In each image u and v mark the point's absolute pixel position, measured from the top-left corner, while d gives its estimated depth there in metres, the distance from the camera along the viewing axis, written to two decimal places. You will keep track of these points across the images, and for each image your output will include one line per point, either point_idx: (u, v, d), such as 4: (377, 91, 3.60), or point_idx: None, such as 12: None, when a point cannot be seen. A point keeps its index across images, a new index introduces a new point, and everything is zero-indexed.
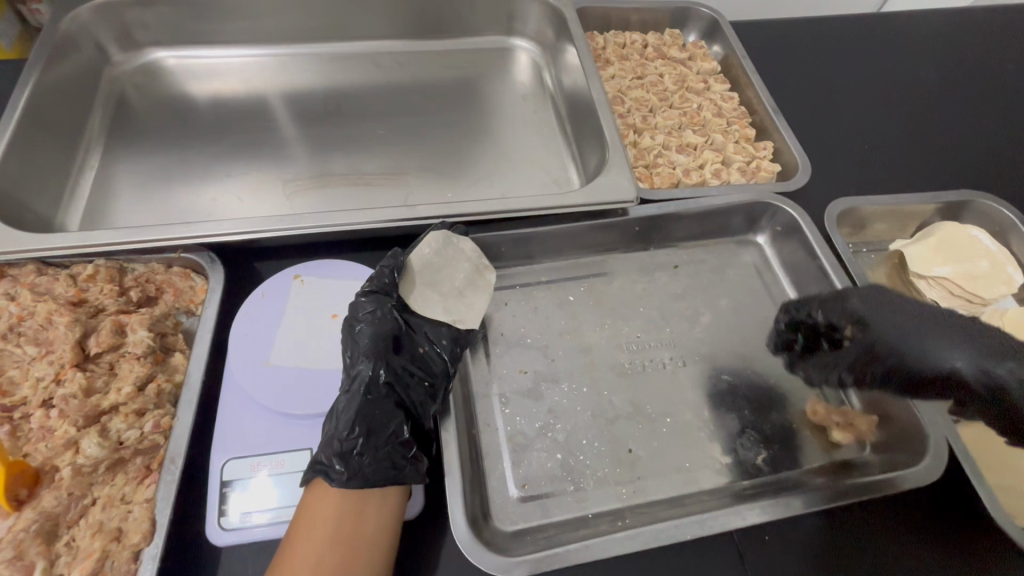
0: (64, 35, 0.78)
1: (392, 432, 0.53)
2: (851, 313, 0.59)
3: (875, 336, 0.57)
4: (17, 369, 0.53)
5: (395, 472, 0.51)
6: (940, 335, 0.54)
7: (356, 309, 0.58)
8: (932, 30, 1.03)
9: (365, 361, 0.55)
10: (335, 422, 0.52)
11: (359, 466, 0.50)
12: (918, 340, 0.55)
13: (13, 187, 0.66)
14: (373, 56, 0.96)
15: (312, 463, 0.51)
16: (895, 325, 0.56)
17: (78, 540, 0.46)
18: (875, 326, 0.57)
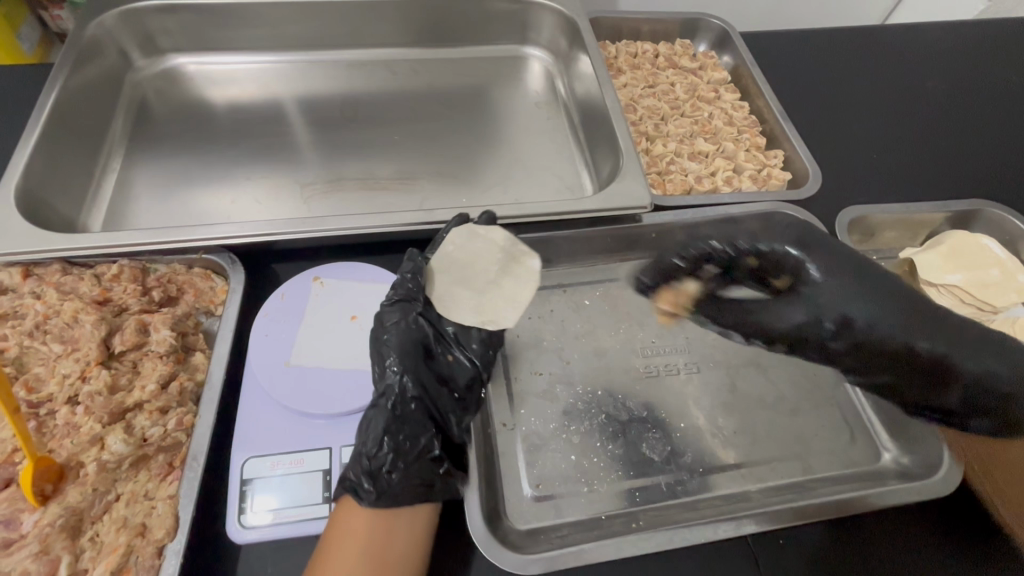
0: (89, 41, 0.80)
1: (422, 447, 0.54)
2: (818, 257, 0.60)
3: (830, 291, 0.59)
4: (43, 366, 0.54)
5: (426, 488, 0.52)
6: (903, 305, 0.57)
7: (383, 318, 0.58)
8: (938, 41, 1.04)
9: (395, 374, 0.55)
10: (363, 438, 0.52)
11: (388, 484, 0.51)
12: (879, 298, 0.57)
13: (39, 189, 0.67)
14: (388, 63, 0.97)
15: (341, 478, 0.51)
16: (856, 274, 0.58)
17: (103, 535, 0.47)
18: (834, 274, 0.58)
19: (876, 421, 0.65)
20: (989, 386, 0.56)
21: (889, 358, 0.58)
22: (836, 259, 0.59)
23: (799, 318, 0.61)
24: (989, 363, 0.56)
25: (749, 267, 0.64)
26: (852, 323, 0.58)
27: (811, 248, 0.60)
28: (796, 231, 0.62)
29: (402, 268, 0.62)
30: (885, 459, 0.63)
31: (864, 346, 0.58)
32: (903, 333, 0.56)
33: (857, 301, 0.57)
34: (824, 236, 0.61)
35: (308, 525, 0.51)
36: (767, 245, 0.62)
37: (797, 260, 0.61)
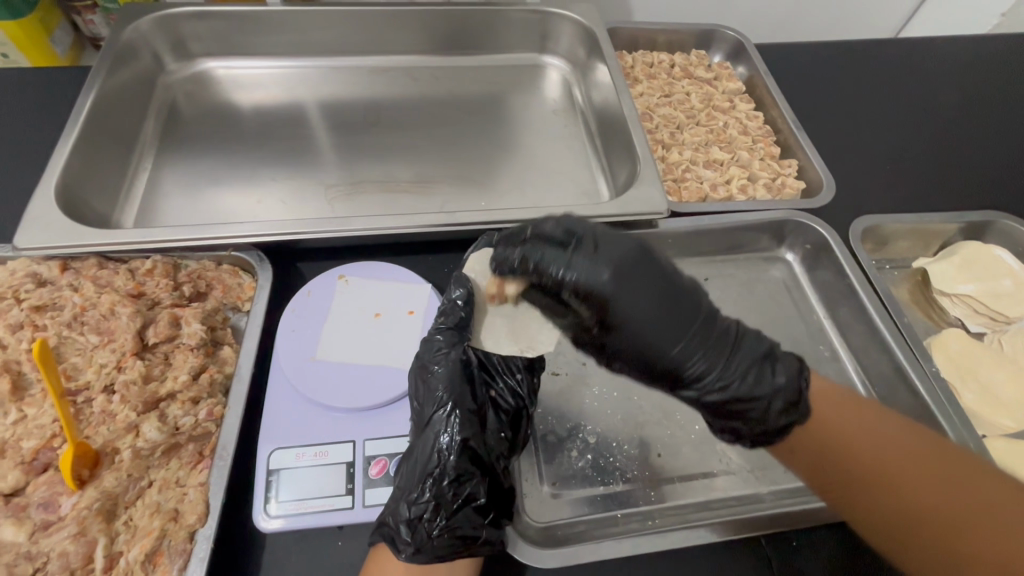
0: (124, 45, 0.83)
1: (466, 495, 0.50)
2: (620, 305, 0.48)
3: (659, 312, 0.48)
4: (80, 356, 0.56)
5: (466, 542, 0.49)
6: (712, 327, 0.51)
7: (431, 351, 0.56)
8: (951, 54, 1.06)
9: (443, 414, 0.53)
10: (407, 482, 0.51)
11: (428, 536, 0.48)
12: (686, 338, 0.50)
13: (76, 186, 0.70)
14: (409, 70, 1.00)
15: (380, 523, 0.49)
16: (669, 307, 0.49)
17: (136, 519, 0.49)
18: (659, 313, 0.48)
19: None
20: (773, 424, 0.51)
21: (655, 372, 0.51)
22: (642, 291, 0.48)
23: (586, 334, 0.51)
24: (754, 389, 0.51)
25: (550, 283, 0.49)
26: (615, 346, 0.50)
27: (625, 279, 0.47)
28: (619, 259, 0.47)
29: (449, 293, 0.59)
30: None
31: (640, 368, 0.51)
32: (718, 369, 0.50)
33: (660, 341, 0.49)
34: (644, 258, 0.49)
35: (330, 516, 0.52)
36: (546, 254, 0.49)
37: (572, 280, 0.47)
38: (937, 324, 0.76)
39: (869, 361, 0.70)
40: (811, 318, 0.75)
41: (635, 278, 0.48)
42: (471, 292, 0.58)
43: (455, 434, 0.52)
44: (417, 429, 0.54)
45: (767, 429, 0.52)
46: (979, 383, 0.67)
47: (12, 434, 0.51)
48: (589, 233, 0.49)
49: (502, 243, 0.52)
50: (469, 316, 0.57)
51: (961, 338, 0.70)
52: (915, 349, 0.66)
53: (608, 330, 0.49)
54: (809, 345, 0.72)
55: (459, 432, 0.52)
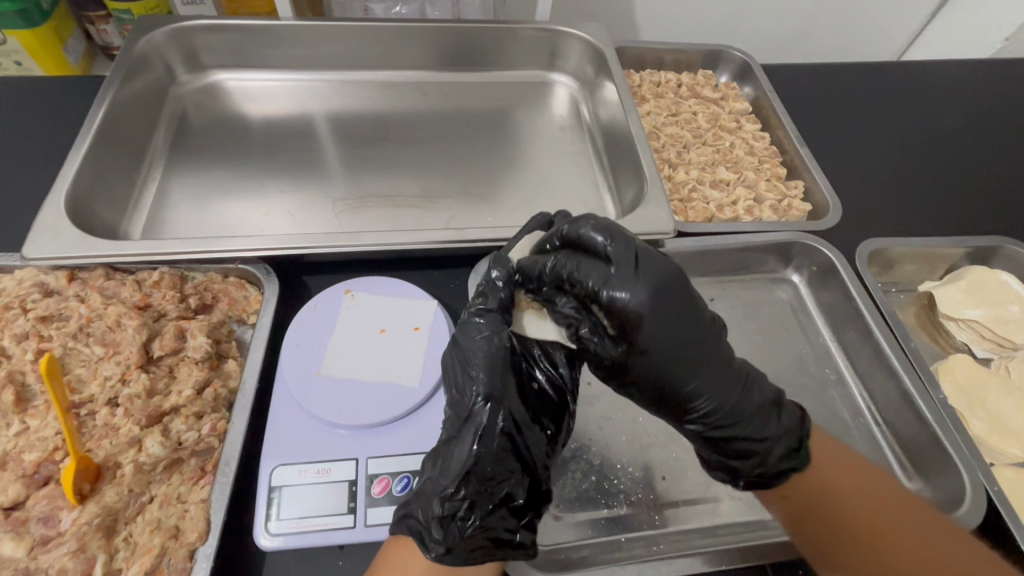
0: (138, 56, 0.84)
1: (502, 495, 0.49)
2: (663, 331, 0.47)
3: (679, 345, 0.48)
4: (84, 368, 0.56)
5: (496, 543, 0.48)
6: (728, 368, 0.51)
7: (475, 333, 0.54)
8: (957, 79, 1.06)
9: (485, 404, 0.51)
10: (442, 476, 0.49)
11: (461, 535, 0.47)
12: (706, 374, 0.49)
13: (86, 197, 0.70)
14: (417, 85, 1.01)
15: (405, 517, 0.48)
16: (692, 339, 0.49)
17: (136, 535, 0.48)
18: (685, 346, 0.48)
19: (895, 453, 0.66)
20: (772, 469, 0.52)
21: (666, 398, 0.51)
22: (670, 320, 0.48)
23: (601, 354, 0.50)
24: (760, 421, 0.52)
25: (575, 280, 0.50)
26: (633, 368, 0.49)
27: (654, 310, 0.47)
28: (660, 279, 0.48)
29: (488, 273, 0.56)
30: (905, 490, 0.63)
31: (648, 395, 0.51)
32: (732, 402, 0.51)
33: (672, 368, 0.48)
34: (680, 294, 0.49)
35: (330, 536, 0.51)
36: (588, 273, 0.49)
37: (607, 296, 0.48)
38: (943, 349, 0.77)
39: (876, 385, 0.69)
40: (817, 340, 0.75)
41: (671, 303, 0.48)
42: (511, 273, 0.56)
43: (494, 426, 0.50)
44: (455, 420, 0.52)
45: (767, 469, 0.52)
46: (986, 409, 0.67)
47: (14, 446, 0.51)
48: (631, 253, 0.49)
49: (581, 233, 0.51)
50: (510, 296, 0.56)
51: (966, 365, 0.70)
52: (923, 374, 0.66)
53: (634, 351, 0.48)
54: (815, 368, 0.72)
55: (500, 424, 0.50)
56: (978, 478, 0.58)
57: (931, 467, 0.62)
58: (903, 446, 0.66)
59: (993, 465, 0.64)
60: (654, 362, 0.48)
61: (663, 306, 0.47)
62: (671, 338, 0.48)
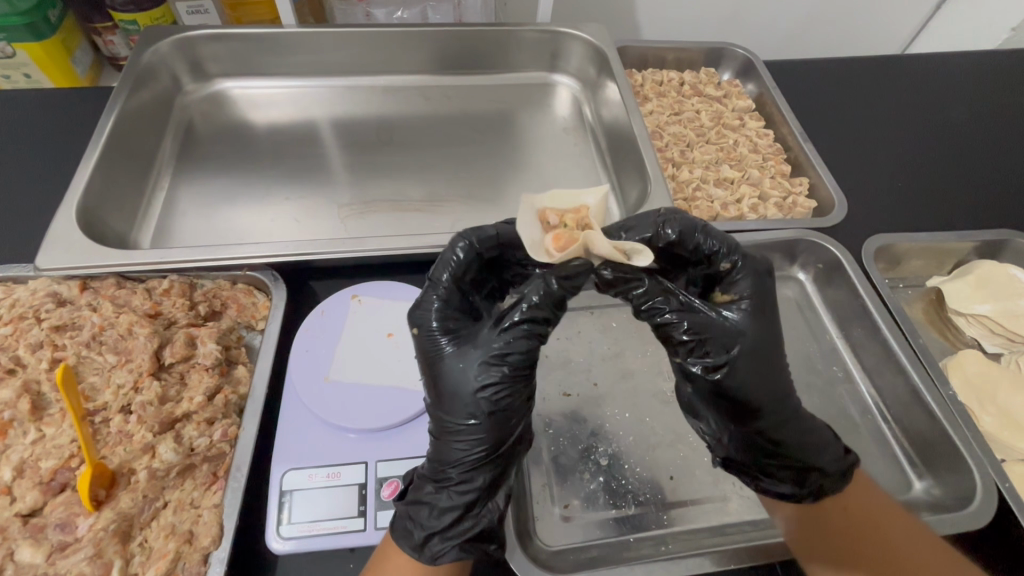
0: (145, 66, 0.85)
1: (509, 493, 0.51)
2: (758, 365, 0.50)
3: (767, 347, 0.50)
4: (98, 375, 0.57)
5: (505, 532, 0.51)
6: (785, 392, 0.51)
7: (447, 344, 0.50)
8: (962, 70, 1.05)
9: (477, 416, 0.48)
10: (454, 502, 0.49)
11: (458, 538, 0.48)
12: (773, 377, 0.51)
13: (96, 206, 0.71)
14: (420, 89, 1.01)
15: (433, 551, 0.48)
16: (762, 363, 0.50)
17: (152, 541, 0.49)
18: (765, 335, 0.50)
19: (904, 450, 0.65)
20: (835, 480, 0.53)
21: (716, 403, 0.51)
22: (759, 356, 0.50)
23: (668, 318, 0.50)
24: (818, 452, 0.52)
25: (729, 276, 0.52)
26: (702, 341, 0.50)
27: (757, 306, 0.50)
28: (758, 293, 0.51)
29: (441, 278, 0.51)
30: (915, 488, 0.62)
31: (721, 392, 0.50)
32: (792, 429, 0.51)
33: (752, 362, 0.49)
34: (772, 306, 0.52)
35: (341, 538, 0.52)
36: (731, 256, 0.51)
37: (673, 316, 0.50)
38: (952, 345, 0.76)
39: (884, 382, 0.69)
40: (825, 337, 0.74)
41: (762, 324, 0.50)
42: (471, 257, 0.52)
43: (486, 436, 0.48)
44: (440, 429, 0.49)
45: (831, 475, 0.53)
46: (997, 405, 0.66)
47: (31, 454, 0.52)
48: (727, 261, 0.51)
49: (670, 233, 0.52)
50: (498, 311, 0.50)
51: (976, 360, 0.70)
52: (931, 371, 0.66)
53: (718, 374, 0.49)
54: (822, 366, 0.71)
55: (490, 434, 0.48)
56: (989, 475, 0.57)
57: (940, 463, 0.62)
58: (912, 443, 0.65)
59: (1005, 461, 0.63)
60: (745, 390, 0.50)
61: (751, 322, 0.50)
62: (757, 369, 0.50)
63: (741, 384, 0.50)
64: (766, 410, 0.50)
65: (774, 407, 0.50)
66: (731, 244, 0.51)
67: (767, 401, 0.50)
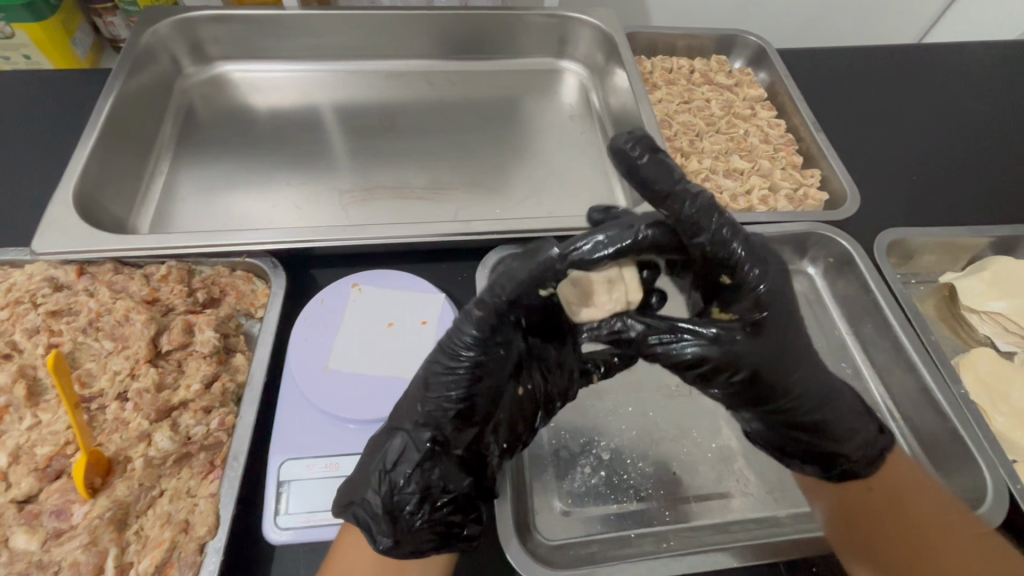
0: (143, 48, 0.83)
1: (443, 491, 0.47)
2: (804, 359, 0.49)
3: (785, 309, 0.48)
4: (94, 362, 0.56)
5: (440, 533, 0.47)
6: (830, 381, 0.51)
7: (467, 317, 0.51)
8: (982, 60, 1.02)
9: (448, 390, 0.48)
10: (389, 465, 0.47)
11: (381, 509, 0.46)
12: (827, 373, 0.51)
13: (94, 190, 0.70)
14: (425, 75, 0.99)
15: (352, 511, 0.46)
16: (807, 353, 0.50)
17: (147, 529, 0.49)
18: (788, 299, 0.48)
19: (913, 450, 0.64)
20: (875, 453, 0.53)
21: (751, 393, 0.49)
22: (811, 361, 0.50)
23: (690, 347, 0.47)
24: (857, 431, 0.52)
25: (686, 224, 0.46)
26: (687, 355, 0.47)
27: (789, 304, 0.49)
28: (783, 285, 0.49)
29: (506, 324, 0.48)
30: None
31: (765, 388, 0.48)
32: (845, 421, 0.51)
33: (800, 363, 0.49)
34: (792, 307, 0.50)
35: (338, 530, 0.51)
36: (664, 166, 0.48)
37: (675, 344, 0.48)
38: (964, 342, 0.74)
39: (894, 379, 0.67)
40: (834, 333, 0.73)
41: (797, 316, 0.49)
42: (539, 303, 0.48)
43: (454, 411, 0.48)
44: (411, 397, 0.50)
45: (863, 463, 0.53)
46: (1011, 404, 0.65)
47: (27, 440, 0.51)
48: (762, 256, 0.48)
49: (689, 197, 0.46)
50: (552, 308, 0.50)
51: (989, 358, 0.68)
52: (944, 369, 0.64)
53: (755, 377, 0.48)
54: (830, 362, 0.70)
55: (458, 409, 0.48)
56: (1001, 477, 0.56)
57: (950, 463, 0.61)
58: (922, 442, 0.64)
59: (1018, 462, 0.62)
60: (804, 386, 0.49)
61: (794, 320, 0.49)
62: (814, 366, 0.50)
63: (802, 389, 0.49)
64: (821, 401, 0.50)
65: (835, 399, 0.51)
66: (656, 147, 0.48)
67: (822, 391, 0.50)
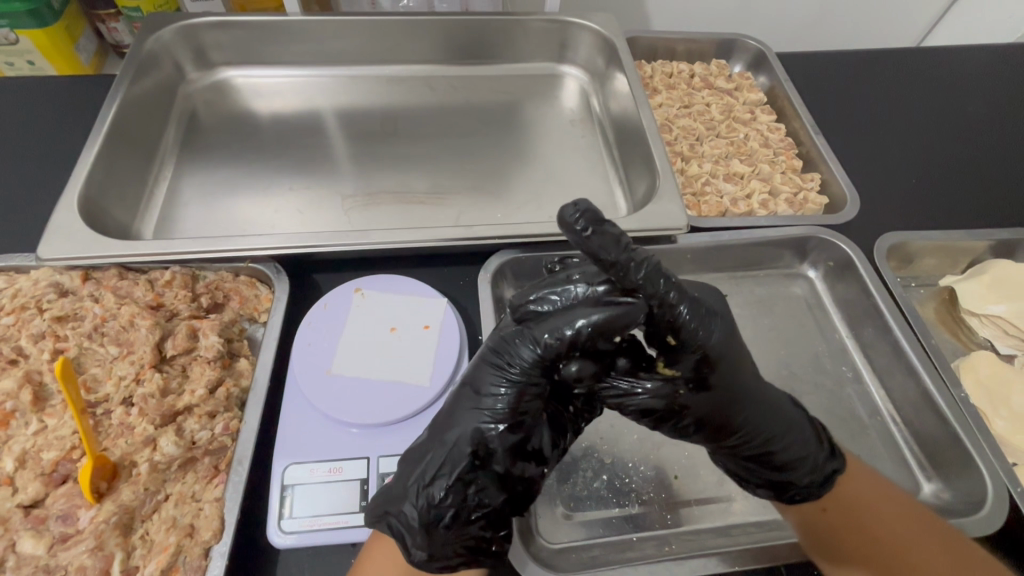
0: (146, 54, 0.84)
1: (479, 507, 0.46)
2: (751, 392, 0.49)
3: (733, 354, 0.49)
4: (100, 367, 0.56)
5: (471, 551, 0.46)
6: (780, 409, 0.51)
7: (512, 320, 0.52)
8: (981, 63, 1.03)
9: (495, 400, 0.48)
10: (427, 477, 0.47)
11: (416, 521, 0.45)
12: (775, 398, 0.51)
13: (99, 196, 0.71)
14: (426, 80, 0.99)
15: (385, 523, 0.47)
16: (755, 383, 0.50)
17: (152, 533, 0.49)
18: (734, 344, 0.49)
19: (913, 453, 0.64)
20: (822, 474, 0.52)
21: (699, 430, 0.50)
22: (761, 396, 0.50)
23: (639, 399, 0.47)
24: (805, 457, 0.51)
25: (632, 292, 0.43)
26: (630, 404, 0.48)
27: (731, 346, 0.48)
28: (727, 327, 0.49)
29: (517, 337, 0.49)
30: (923, 492, 0.61)
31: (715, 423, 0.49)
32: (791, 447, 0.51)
33: (750, 400, 0.49)
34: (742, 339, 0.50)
35: (341, 533, 0.51)
36: (608, 238, 0.40)
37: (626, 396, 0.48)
38: (965, 346, 0.75)
39: (894, 383, 0.68)
40: (834, 337, 0.73)
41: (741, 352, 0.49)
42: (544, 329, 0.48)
43: (500, 423, 0.47)
44: (458, 406, 0.49)
45: (810, 487, 0.52)
46: (1011, 407, 0.65)
47: (33, 445, 0.52)
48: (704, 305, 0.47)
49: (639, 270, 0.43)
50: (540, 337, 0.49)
51: (989, 362, 0.68)
52: (943, 373, 0.64)
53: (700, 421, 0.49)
54: (831, 366, 0.70)
55: (505, 422, 0.47)
56: (1001, 480, 0.56)
57: (951, 467, 0.61)
58: (922, 445, 0.64)
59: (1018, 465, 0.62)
60: (752, 423, 0.50)
61: (738, 355, 0.49)
62: (764, 401, 0.50)
63: (748, 423, 0.50)
64: (769, 432, 0.50)
65: (785, 427, 0.51)
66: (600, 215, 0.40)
67: (770, 420, 0.50)
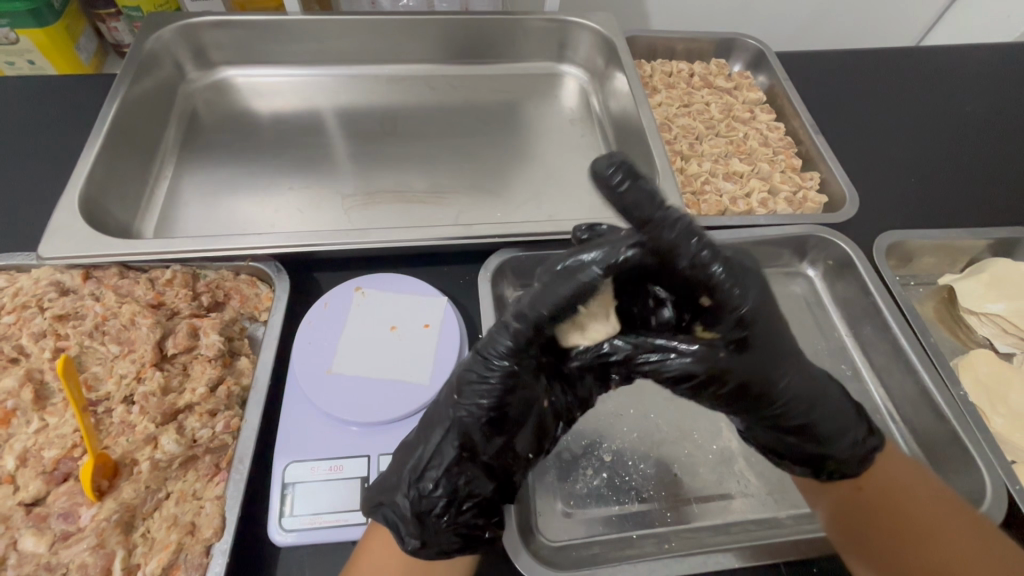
0: (146, 54, 0.84)
1: (469, 495, 0.46)
2: (786, 358, 0.46)
3: (767, 311, 0.44)
4: (101, 366, 0.57)
5: (464, 536, 0.47)
6: (813, 377, 0.49)
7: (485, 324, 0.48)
8: (980, 62, 1.03)
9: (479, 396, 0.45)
10: (417, 469, 0.47)
11: (408, 511, 0.46)
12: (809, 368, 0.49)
13: (99, 195, 0.71)
14: (426, 79, 0.99)
15: (378, 511, 0.47)
16: (790, 348, 0.46)
17: (153, 531, 0.49)
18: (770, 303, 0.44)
19: (912, 451, 0.64)
20: (863, 451, 0.51)
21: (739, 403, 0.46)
22: (796, 362, 0.47)
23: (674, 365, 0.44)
24: (844, 435, 0.50)
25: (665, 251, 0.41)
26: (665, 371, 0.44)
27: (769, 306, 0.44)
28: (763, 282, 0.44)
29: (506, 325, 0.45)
30: None
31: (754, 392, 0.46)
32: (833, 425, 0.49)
33: (785, 365, 0.46)
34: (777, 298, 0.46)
35: (342, 531, 0.52)
36: (643, 193, 0.40)
37: (658, 361, 0.45)
38: (963, 344, 0.75)
39: (893, 381, 0.68)
40: (833, 336, 0.73)
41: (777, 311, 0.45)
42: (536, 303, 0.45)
43: (486, 417, 0.46)
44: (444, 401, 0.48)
45: (850, 463, 0.51)
46: (1010, 405, 0.65)
47: (34, 443, 0.52)
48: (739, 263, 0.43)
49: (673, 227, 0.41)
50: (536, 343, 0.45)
51: (987, 361, 0.68)
52: (942, 371, 0.64)
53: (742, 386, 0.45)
54: (830, 364, 0.70)
55: (489, 416, 0.45)
56: (999, 478, 0.56)
57: (949, 465, 0.61)
58: (921, 443, 0.64)
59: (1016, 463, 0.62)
60: (793, 393, 0.47)
61: (774, 315, 0.45)
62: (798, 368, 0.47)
63: (790, 394, 0.47)
64: (807, 404, 0.48)
65: (822, 400, 0.49)
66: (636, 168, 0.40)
67: (809, 393, 0.48)
